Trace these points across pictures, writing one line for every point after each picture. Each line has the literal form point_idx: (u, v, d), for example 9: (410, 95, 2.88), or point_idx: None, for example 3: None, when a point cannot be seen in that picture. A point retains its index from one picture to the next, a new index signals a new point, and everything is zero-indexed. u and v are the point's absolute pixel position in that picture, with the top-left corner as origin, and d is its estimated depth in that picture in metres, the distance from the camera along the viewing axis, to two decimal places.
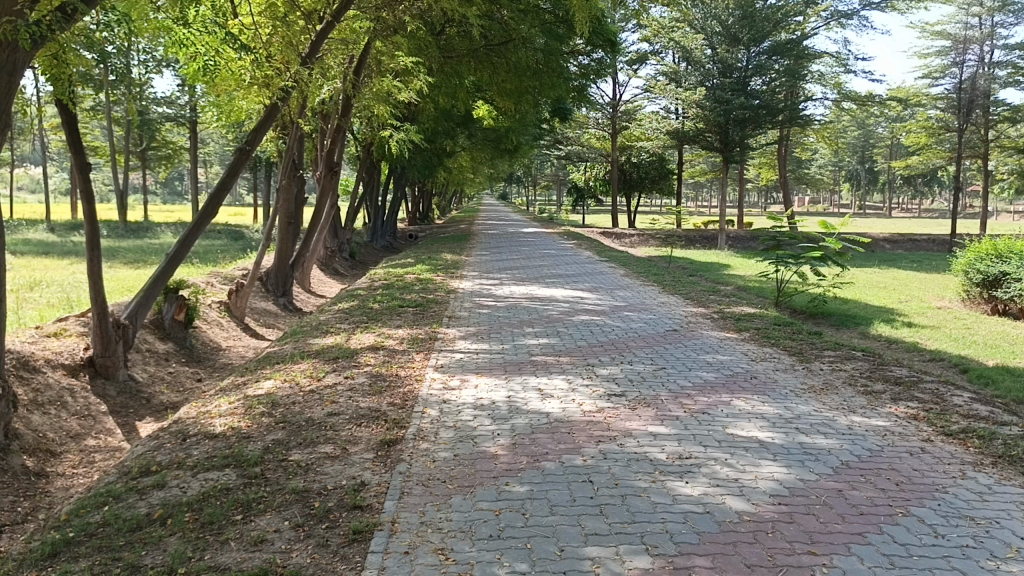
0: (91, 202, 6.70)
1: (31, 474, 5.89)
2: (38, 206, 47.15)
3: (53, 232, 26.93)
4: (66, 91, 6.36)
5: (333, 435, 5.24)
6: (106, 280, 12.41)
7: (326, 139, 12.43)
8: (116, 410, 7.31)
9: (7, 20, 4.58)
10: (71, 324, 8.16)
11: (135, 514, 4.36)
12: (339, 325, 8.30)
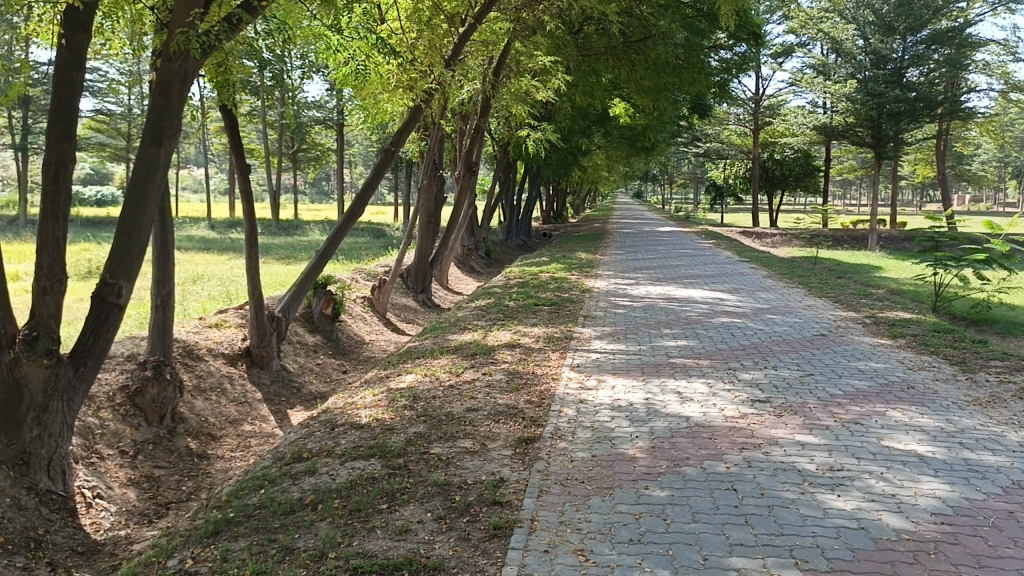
0: (250, 201, 7.09)
1: (194, 455, 6.45)
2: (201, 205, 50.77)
3: (214, 230, 28.90)
4: (228, 97, 6.78)
5: (472, 430, 5.32)
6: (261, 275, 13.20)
7: (466, 139, 12.66)
8: (270, 398, 7.73)
9: (180, 32, 4.92)
10: (231, 316, 8.70)
11: (289, 499, 4.58)
12: (477, 323, 8.44)
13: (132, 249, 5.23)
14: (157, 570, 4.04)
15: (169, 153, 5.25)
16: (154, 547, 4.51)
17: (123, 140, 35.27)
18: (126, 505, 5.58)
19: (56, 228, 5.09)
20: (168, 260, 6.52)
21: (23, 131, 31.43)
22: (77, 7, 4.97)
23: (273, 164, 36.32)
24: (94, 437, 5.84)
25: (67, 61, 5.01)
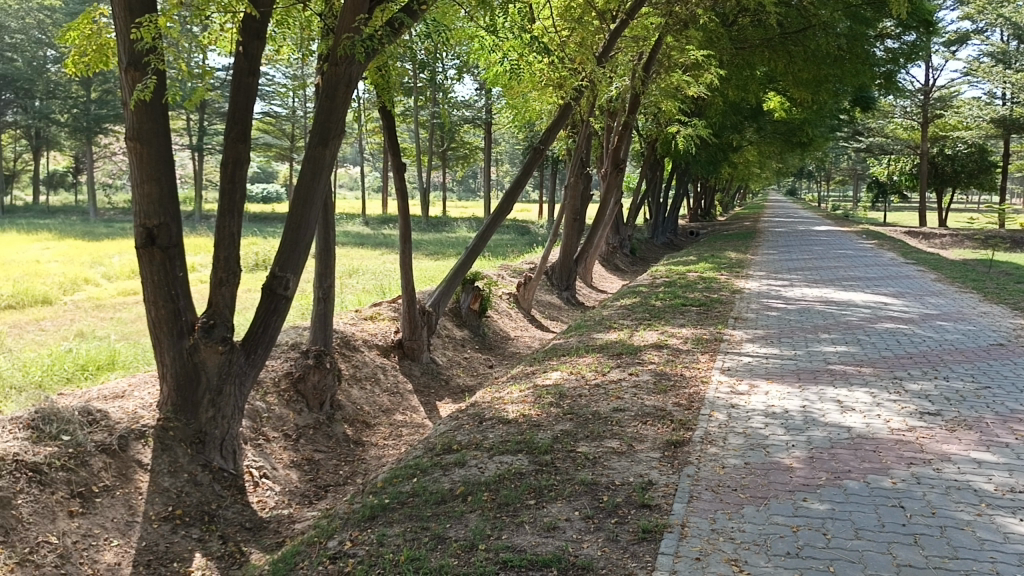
0: (404, 198, 7.31)
1: (350, 442, 6.74)
2: (356, 202, 53.14)
3: (367, 225, 30.21)
4: (388, 99, 7.01)
5: (619, 430, 5.27)
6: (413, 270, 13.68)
7: (613, 136, 12.58)
8: (421, 389, 7.98)
9: (347, 38, 5.19)
10: (384, 309, 9.03)
11: (440, 489, 4.70)
12: (622, 322, 8.37)
13: (299, 244, 5.52)
14: (318, 551, 4.24)
15: (333, 154, 5.51)
16: (315, 527, 4.75)
17: (287, 140, 37.44)
18: (289, 485, 5.93)
19: (232, 224, 5.45)
20: (330, 255, 6.83)
21: (201, 133, 34.09)
22: (254, 16, 5.29)
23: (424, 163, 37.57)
24: (261, 420, 6.23)
25: (244, 68, 5.35)
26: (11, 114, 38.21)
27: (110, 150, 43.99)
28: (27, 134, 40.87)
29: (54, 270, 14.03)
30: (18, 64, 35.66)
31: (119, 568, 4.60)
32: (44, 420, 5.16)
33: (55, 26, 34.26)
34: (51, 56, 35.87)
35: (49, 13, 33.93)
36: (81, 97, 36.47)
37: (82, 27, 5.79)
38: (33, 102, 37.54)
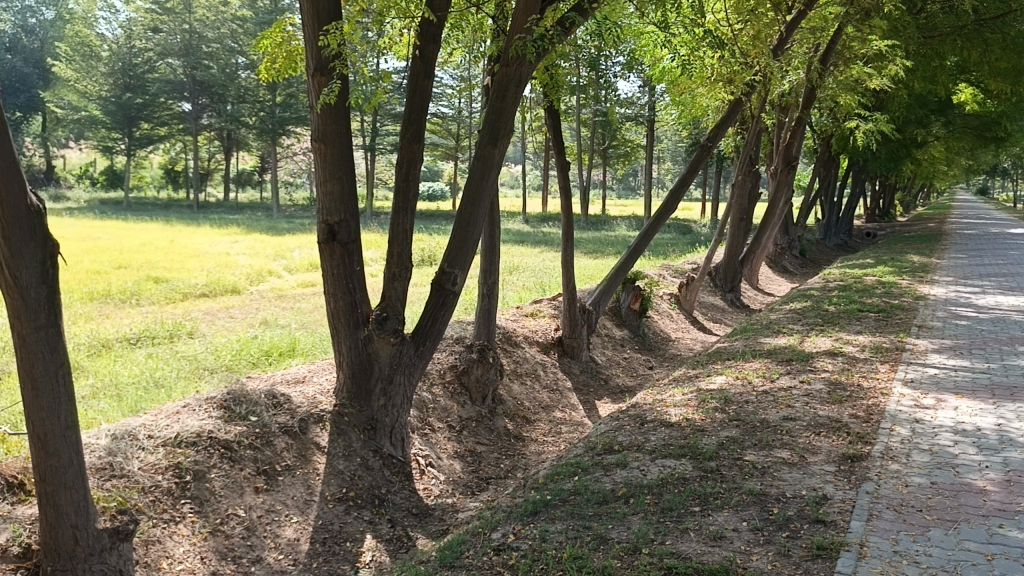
0: (568, 196, 7.33)
1: (511, 436, 6.85)
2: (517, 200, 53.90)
3: (528, 224, 30.68)
4: (555, 98, 7.07)
5: (790, 440, 5.06)
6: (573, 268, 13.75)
7: (784, 132, 12.09)
8: (580, 387, 8.00)
9: (519, 38, 5.24)
10: (545, 306, 9.13)
11: (602, 489, 4.68)
12: (792, 326, 8.03)
13: (468, 242, 5.66)
14: (483, 541, 4.33)
15: (502, 153, 5.61)
16: (479, 518, 4.85)
17: (452, 140, 38.62)
18: (453, 475, 6.10)
19: (405, 221, 5.67)
20: (496, 253, 6.96)
21: (372, 133, 35.79)
22: (431, 20, 5.43)
23: (585, 161, 37.63)
24: (427, 411, 6.45)
25: (419, 70, 5.54)
26: (207, 117, 41.91)
27: (291, 151, 47.05)
28: (221, 135, 44.48)
29: (243, 262, 15.16)
30: (214, 71, 38.70)
31: (298, 543, 4.94)
32: (235, 400, 5.64)
33: (246, 36, 38.75)
34: (241, 63, 39.65)
35: (242, 21, 38.63)
36: (266, 100, 39.42)
37: (273, 35, 6.19)
38: (225, 106, 40.91)
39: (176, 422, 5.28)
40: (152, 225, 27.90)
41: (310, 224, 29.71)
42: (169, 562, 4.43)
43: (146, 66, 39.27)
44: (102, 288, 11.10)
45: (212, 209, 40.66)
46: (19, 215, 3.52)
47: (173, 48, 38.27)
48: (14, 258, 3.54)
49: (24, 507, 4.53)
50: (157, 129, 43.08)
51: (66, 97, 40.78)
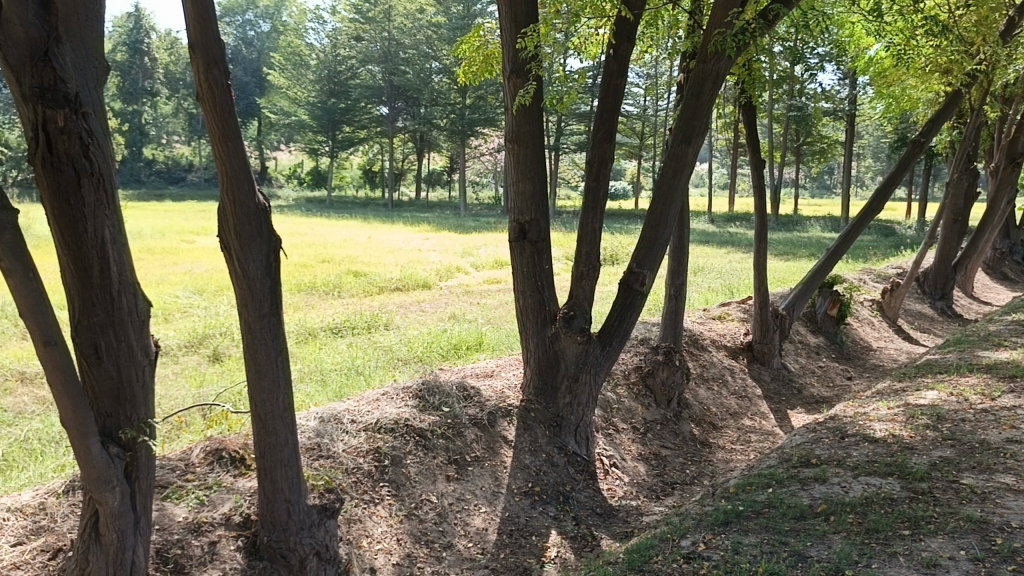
0: (763, 194, 7.05)
1: (698, 441, 6.70)
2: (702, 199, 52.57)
3: (714, 224, 29.94)
4: (753, 92, 6.84)
5: (1016, 465, 4.59)
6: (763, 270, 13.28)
7: (1009, 125, 11.04)
8: (770, 395, 7.69)
9: (718, 33, 5.06)
10: (734, 310, 8.88)
11: (799, 503, 4.47)
12: (1015, 340, 7.31)
13: (658, 241, 5.58)
14: (672, 548, 4.25)
15: (696, 151, 5.48)
16: (666, 523, 4.77)
17: (637, 138, 38.34)
18: (637, 477, 6.04)
19: (595, 220, 5.68)
20: (684, 254, 6.84)
21: (558, 133, 36.19)
22: (627, 18, 5.38)
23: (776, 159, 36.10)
24: (612, 411, 6.46)
25: (613, 69, 5.51)
26: (402, 121, 44.08)
27: (479, 151, 48.48)
28: (415, 138, 46.57)
29: (434, 259, 15.79)
30: (410, 76, 40.32)
31: (485, 533, 5.08)
32: (429, 390, 5.91)
33: (440, 41, 39.03)
34: (435, 67, 40.34)
35: (436, 27, 38.86)
36: (458, 102, 40.43)
37: (472, 40, 6.43)
38: (419, 109, 42.78)
39: (376, 409, 5.64)
40: (351, 222, 29.77)
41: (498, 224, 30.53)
42: (368, 542, 4.68)
43: (348, 74, 42.73)
44: (309, 281, 11.96)
45: (404, 208, 42.71)
46: (249, 213, 3.81)
47: (374, 55, 40.99)
48: (243, 251, 3.84)
49: (244, 479, 4.95)
50: (358, 132, 45.77)
51: (279, 103, 45.15)
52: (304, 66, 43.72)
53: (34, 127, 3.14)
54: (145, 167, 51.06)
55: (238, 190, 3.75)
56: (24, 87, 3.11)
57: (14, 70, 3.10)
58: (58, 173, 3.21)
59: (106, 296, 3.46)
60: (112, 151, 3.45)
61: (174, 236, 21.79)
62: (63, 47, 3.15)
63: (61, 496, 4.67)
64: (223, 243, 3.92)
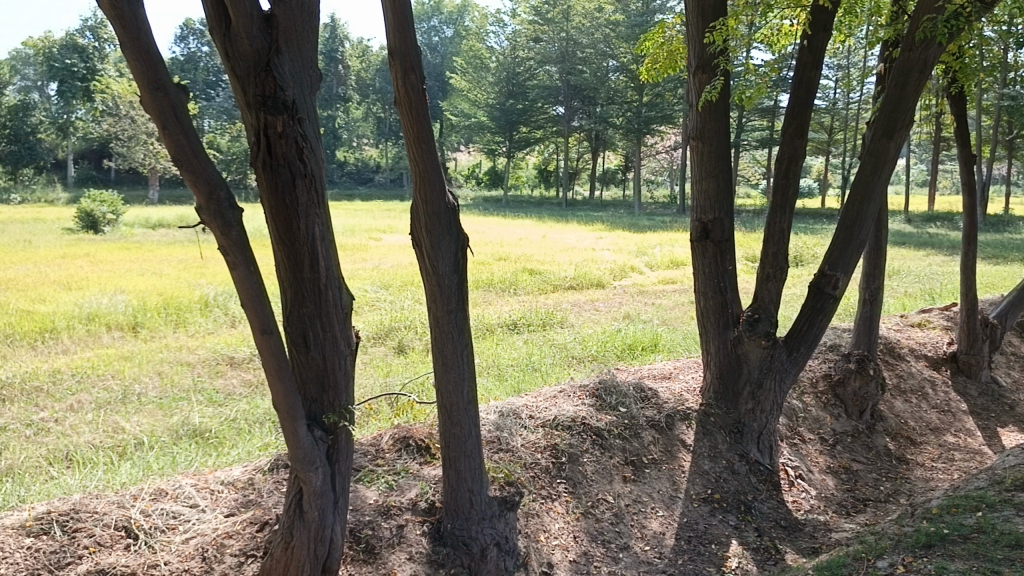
0: (972, 192, 6.50)
1: (893, 457, 6.27)
2: (895, 199, 49.30)
3: (911, 224, 28.02)
4: (963, 81, 6.30)
5: None
6: (967, 274, 12.29)
7: None
8: (977, 411, 7.09)
9: (927, 19, 4.69)
10: (936, 317, 8.30)
11: (1014, 531, 4.08)
12: None
13: (854, 242, 5.26)
14: (867, 568, 4.00)
15: (898, 148, 5.12)
16: (859, 542, 4.50)
17: (826, 134, 36.53)
18: (825, 491, 5.72)
19: (783, 220, 5.45)
20: (880, 257, 6.44)
21: (738, 129, 35.15)
22: (824, 6, 5.10)
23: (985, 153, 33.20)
24: (797, 420, 6.20)
25: (807, 61, 5.25)
26: (578, 120, 44.42)
27: (654, 150, 47.88)
28: (590, 137, 46.58)
29: (609, 257, 15.78)
30: (587, 75, 40.32)
31: (663, 537, 4.97)
32: (607, 390, 5.99)
33: (618, 38, 38.19)
34: (613, 66, 39.90)
35: (614, 26, 38.38)
36: (634, 100, 39.60)
37: (655, 37, 6.34)
38: (595, 108, 42.84)
39: (553, 406, 5.77)
40: (528, 220, 30.41)
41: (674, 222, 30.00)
42: (546, 537, 4.73)
43: (527, 74, 44.12)
44: (488, 277, 12.34)
45: (580, 207, 43.11)
46: (440, 211, 3.95)
47: (552, 55, 41.65)
48: (434, 249, 3.99)
49: (429, 467, 5.15)
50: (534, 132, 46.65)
51: (460, 105, 47.51)
52: (483, 69, 45.19)
53: (256, 132, 3.41)
54: (336, 168, 54.55)
55: (431, 189, 3.90)
56: (249, 95, 3.38)
57: (241, 80, 3.38)
58: (276, 175, 3.46)
59: (314, 289, 3.71)
60: (323, 152, 3.69)
61: (363, 234, 23.12)
62: (282, 57, 3.39)
63: (267, 473, 5.08)
64: (415, 240, 4.10)
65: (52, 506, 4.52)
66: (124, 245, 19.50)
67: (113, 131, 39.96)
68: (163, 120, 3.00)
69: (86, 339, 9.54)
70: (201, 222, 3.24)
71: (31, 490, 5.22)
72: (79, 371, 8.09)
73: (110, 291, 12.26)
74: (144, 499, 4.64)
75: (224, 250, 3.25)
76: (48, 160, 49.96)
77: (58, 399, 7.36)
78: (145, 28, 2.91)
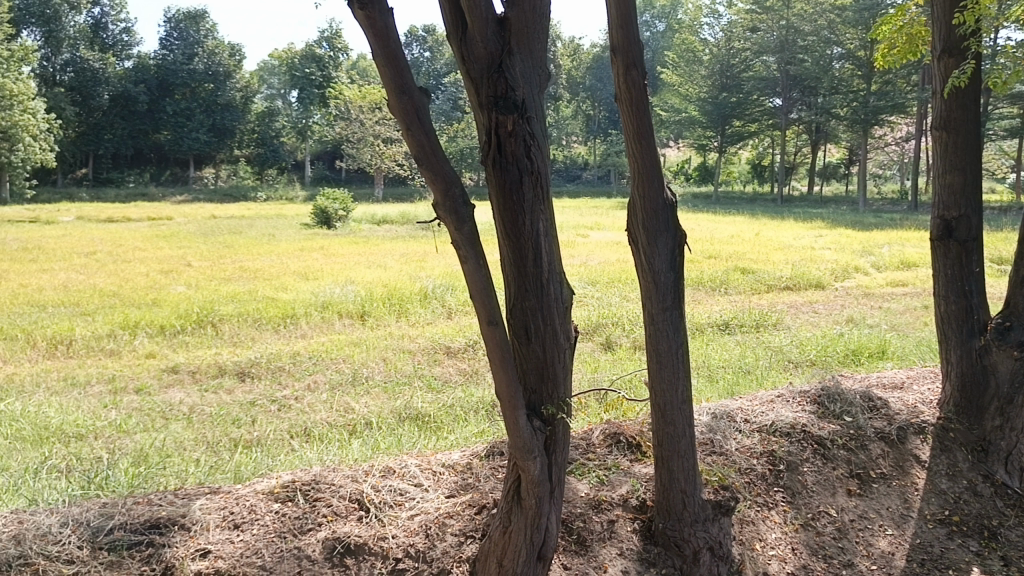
0: None
1: None
2: None
3: None
4: None
5: None
6: None
7: None
8: None
9: None
10: None
11: None
12: None
13: None
14: None
15: None
16: None
17: None
18: None
19: None
20: None
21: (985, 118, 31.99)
22: None
23: None
24: None
25: None
26: (796, 112, 42.40)
27: (880, 142, 44.74)
28: (809, 129, 44.15)
29: (829, 257, 14.91)
30: (808, 64, 38.35)
31: (892, 557, 4.61)
32: (830, 398, 5.72)
33: (843, 24, 35.22)
34: (837, 54, 37.20)
35: (841, 11, 35.48)
36: (860, 89, 36.43)
37: (892, 21, 5.91)
38: (815, 99, 40.70)
39: (772, 411, 5.59)
40: (740, 217, 29.49)
41: (903, 219, 27.81)
42: (762, 546, 4.54)
43: (742, 66, 42.73)
44: (699, 275, 12.12)
45: (796, 204, 41.14)
46: (659, 206, 3.92)
47: (770, 45, 40.63)
48: (651, 245, 3.96)
49: (640, 464, 5.13)
50: (748, 125, 45.29)
51: (671, 100, 47.73)
52: (697, 61, 44.28)
53: (488, 131, 3.55)
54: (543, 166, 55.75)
55: (649, 186, 3.86)
56: (481, 95, 3.51)
57: (475, 80, 3.52)
58: (506, 172, 3.58)
59: (537, 282, 3.80)
60: (550, 148, 3.77)
61: (572, 231, 23.48)
62: (514, 58, 3.50)
63: (484, 459, 5.31)
64: (632, 237, 4.08)
65: (295, 476, 4.98)
66: (352, 239, 21.04)
67: (346, 134, 43.40)
68: (408, 122, 3.20)
69: (321, 325, 10.43)
70: (436, 217, 3.42)
71: (277, 460, 5.77)
72: (316, 354, 8.84)
73: (340, 282, 13.28)
74: (375, 476, 4.99)
75: (456, 243, 3.41)
76: (288, 161, 54.93)
77: (298, 378, 8.12)
78: (395, 35, 3.12)
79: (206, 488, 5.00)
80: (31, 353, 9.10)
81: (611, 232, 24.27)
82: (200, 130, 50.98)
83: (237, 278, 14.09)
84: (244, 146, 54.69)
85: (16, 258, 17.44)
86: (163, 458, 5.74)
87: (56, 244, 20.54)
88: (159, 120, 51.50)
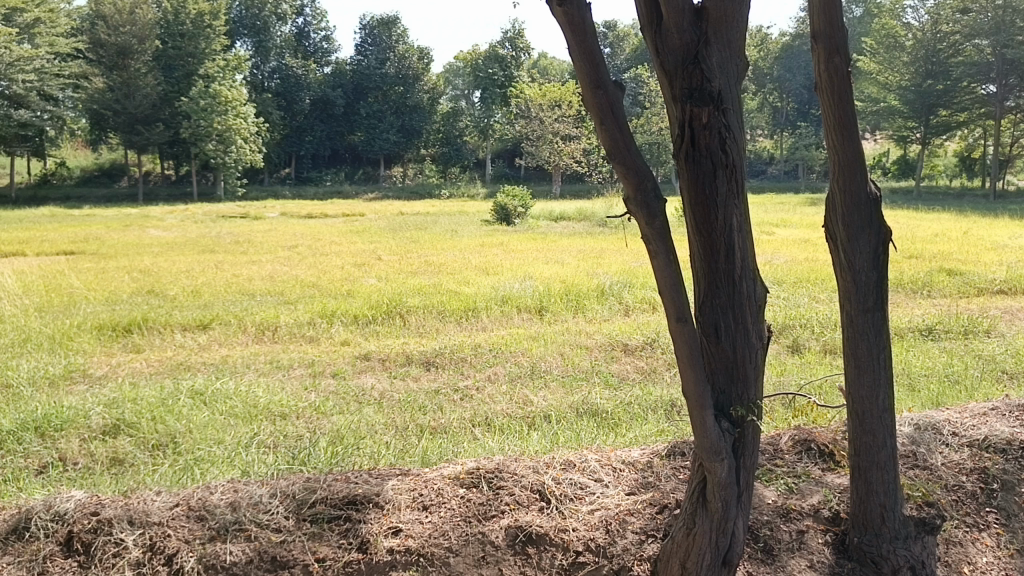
0: None
1: None
2: None
3: None
4: None
5: None
6: None
7: None
8: None
9: None
10: None
11: None
12: None
13: None
14: None
15: None
16: None
17: None
18: None
19: None
20: None
21: None
22: None
23: None
24: None
25: None
26: (1014, 99, 38.71)
27: None
28: None
29: None
30: None
31: None
32: None
33: None
34: None
35: None
36: None
37: None
38: None
39: (984, 424, 5.15)
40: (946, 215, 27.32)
41: None
42: (971, 569, 4.11)
43: (951, 50, 39.78)
44: (898, 275, 11.35)
45: (1012, 198, 37.52)
46: (861, 201, 3.69)
47: (983, 27, 37.34)
48: (851, 242, 3.73)
49: (833, 474, 4.87)
50: (957, 115, 41.80)
51: (867, 89, 44.93)
52: (898, 47, 42.10)
53: (682, 124, 3.48)
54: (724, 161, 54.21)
55: (852, 178, 3.64)
56: (674, 88, 3.46)
57: (668, 73, 3.48)
58: (699, 166, 3.50)
59: (729, 280, 3.69)
60: (745, 141, 3.64)
61: (757, 228, 22.70)
62: (710, 49, 3.41)
63: (665, 457, 5.24)
64: (830, 233, 3.86)
65: (480, 464, 5.14)
66: (531, 236, 21.42)
67: (526, 132, 44.33)
68: (601, 117, 3.20)
69: (501, 318, 10.70)
70: (627, 212, 3.40)
71: (461, 447, 5.97)
72: (496, 347, 9.08)
73: (520, 277, 13.57)
74: (556, 468, 5.06)
75: (646, 239, 3.37)
76: (470, 160, 56.83)
77: (479, 369, 8.38)
78: (591, 30, 3.13)
79: (396, 469, 5.26)
80: (242, 337, 9.98)
81: (799, 229, 23.20)
82: (390, 131, 53.75)
83: (423, 271, 14.74)
84: (430, 146, 57.08)
85: (231, 251, 19.18)
86: (357, 439, 6.09)
87: (263, 238, 22.35)
88: (354, 123, 54.90)
